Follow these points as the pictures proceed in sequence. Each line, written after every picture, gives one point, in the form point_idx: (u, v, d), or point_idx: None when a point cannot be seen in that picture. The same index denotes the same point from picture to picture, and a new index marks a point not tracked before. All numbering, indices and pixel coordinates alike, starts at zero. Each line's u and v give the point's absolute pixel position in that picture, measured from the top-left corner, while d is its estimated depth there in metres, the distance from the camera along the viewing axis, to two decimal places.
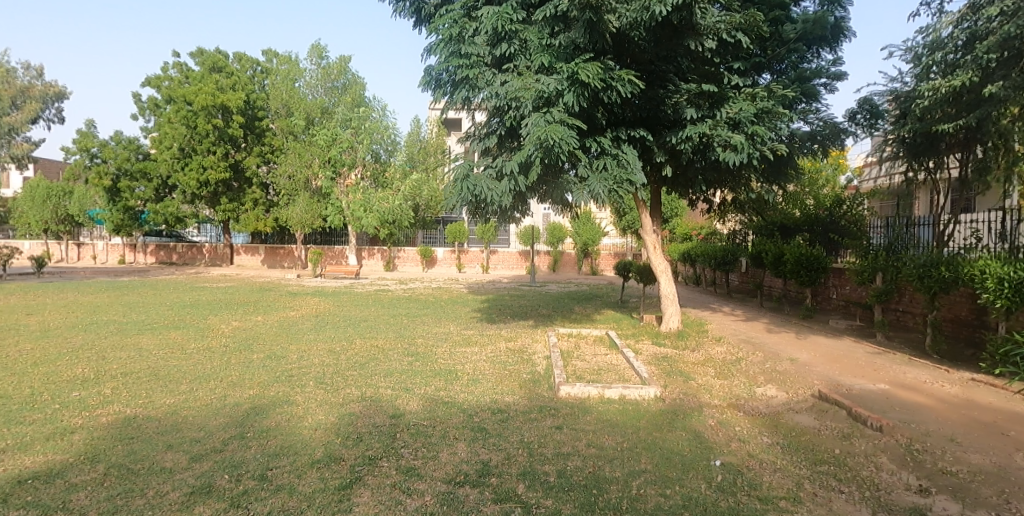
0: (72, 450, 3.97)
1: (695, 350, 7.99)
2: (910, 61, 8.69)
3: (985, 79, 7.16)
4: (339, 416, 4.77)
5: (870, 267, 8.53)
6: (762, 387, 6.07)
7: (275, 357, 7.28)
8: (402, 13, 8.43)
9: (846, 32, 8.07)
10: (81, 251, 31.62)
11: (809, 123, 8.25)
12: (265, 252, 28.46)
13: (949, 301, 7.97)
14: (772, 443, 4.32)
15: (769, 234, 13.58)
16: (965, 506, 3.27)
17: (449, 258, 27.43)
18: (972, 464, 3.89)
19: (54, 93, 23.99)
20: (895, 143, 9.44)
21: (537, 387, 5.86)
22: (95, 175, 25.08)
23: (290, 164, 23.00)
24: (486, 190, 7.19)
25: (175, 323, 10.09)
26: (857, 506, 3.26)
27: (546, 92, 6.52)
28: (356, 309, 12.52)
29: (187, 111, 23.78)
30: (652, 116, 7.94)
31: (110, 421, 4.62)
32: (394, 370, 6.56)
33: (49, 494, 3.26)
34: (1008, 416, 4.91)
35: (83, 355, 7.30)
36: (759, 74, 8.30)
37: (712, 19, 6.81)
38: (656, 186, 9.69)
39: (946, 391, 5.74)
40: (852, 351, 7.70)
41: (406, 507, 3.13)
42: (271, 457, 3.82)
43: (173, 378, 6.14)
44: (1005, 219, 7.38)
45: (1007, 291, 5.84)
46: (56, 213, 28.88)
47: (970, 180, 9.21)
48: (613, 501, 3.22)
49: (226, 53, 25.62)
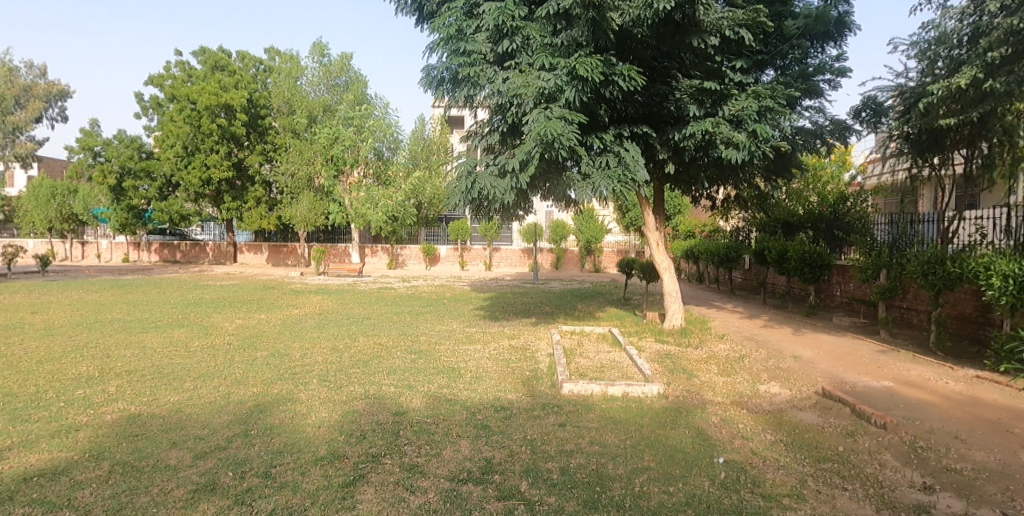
0: (77, 448, 3.99)
1: (698, 348, 7.97)
2: (915, 57, 8.60)
3: (989, 75, 7.13)
4: (342, 414, 4.79)
5: (874, 265, 8.51)
6: (765, 384, 6.05)
7: (279, 356, 7.29)
8: (404, 11, 8.39)
9: (851, 26, 7.99)
10: (85, 250, 31.74)
11: (814, 119, 8.21)
12: (269, 250, 28.57)
13: (954, 298, 7.94)
14: (775, 440, 4.31)
15: (773, 231, 13.64)
16: (968, 503, 3.27)
17: (451, 256, 27.51)
18: (976, 462, 3.88)
19: (57, 92, 24.24)
20: (900, 140, 9.36)
21: (540, 385, 5.85)
22: (99, 174, 25.02)
23: (291, 163, 23.52)
24: (488, 187, 7.22)
25: (179, 321, 10.10)
26: (860, 504, 3.25)
27: (547, 89, 6.51)
28: (359, 307, 12.54)
29: (190, 109, 23.82)
30: (655, 113, 7.91)
31: (114, 419, 4.64)
32: (397, 368, 6.59)
33: (54, 492, 3.28)
34: (1014, 414, 4.88)
35: (87, 354, 7.28)
36: (762, 71, 8.25)
37: (716, 16, 6.78)
38: (660, 183, 9.67)
39: (950, 388, 5.72)
40: (856, 349, 7.67)
41: (409, 505, 3.13)
42: (275, 455, 3.83)
43: (177, 376, 6.16)
44: (1010, 215, 7.32)
45: (1013, 289, 5.81)
46: (61, 212, 28.95)
47: (975, 177, 9.12)
48: (616, 499, 3.22)
49: (228, 52, 25.72)
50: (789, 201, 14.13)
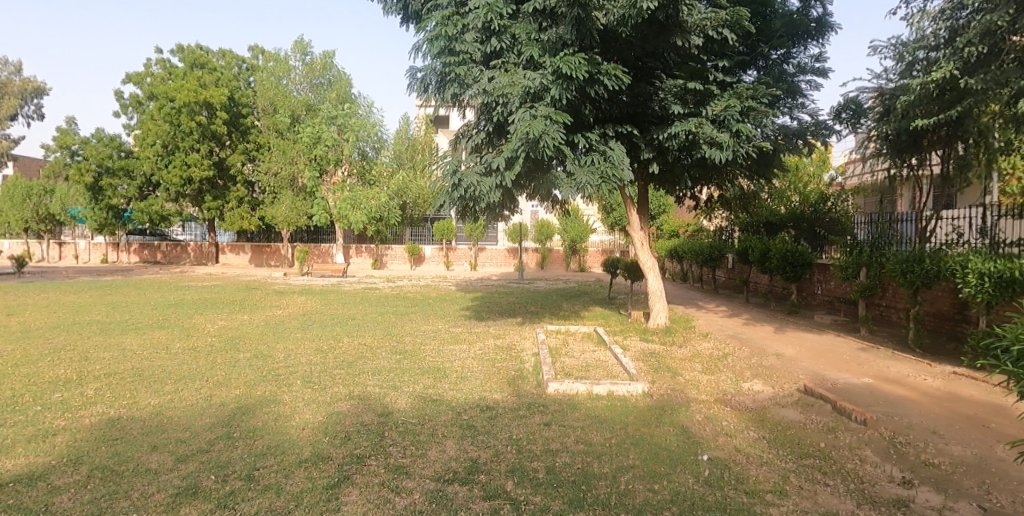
0: (55, 452, 3.91)
1: (683, 347, 8.03)
2: (893, 59, 8.75)
3: (966, 74, 7.21)
4: (327, 415, 4.74)
5: (854, 263, 8.66)
6: (748, 382, 6.12)
7: (261, 357, 7.22)
8: (391, 11, 8.30)
9: (831, 26, 8.08)
10: (63, 251, 31.11)
11: (795, 118, 8.30)
12: (251, 250, 28.33)
13: (932, 296, 8.11)
14: (759, 437, 4.37)
15: (755, 230, 13.80)
16: (947, 497, 3.34)
17: (436, 256, 27.41)
18: (953, 456, 3.96)
19: (33, 89, 23.58)
20: (879, 141, 9.55)
21: (525, 384, 5.87)
22: (76, 172, 24.39)
23: (276, 162, 23.13)
24: (474, 186, 7.16)
25: (161, 323, 9.92)
26: (841, 499, 3.30)
27: (532, 88, 6.52)
28: (343, 307, 12.45)
29: (169, 107, 23.38)
30: (640, 113, 7.96)
31: (93, 422, 4.56)
32: (382, 368, 6.55)
33: (30, 497, 3.22)
34: (990, 410, 4.99)
35: (65, 357, 7.11)
36: (744, 71, 8.35)
37: (699, 16, 6.77)
38: (644, 183, 9.70)
39: (929, 385, 5.83)
40: (837, 346, 7.78)
41: (394, 506, 3.12)
42: (258, 457, 3.79)
43: (158, 378, 6.06)
44: (986, 214, 7.45)
45: (988, 286, 5.97)
46: (37, 212, 28.29)
47: (951, 177, 9.31)
48: (602, 497, 3.24)
49: (210, 49, 25.56)
50: (770, 200, 14.33)
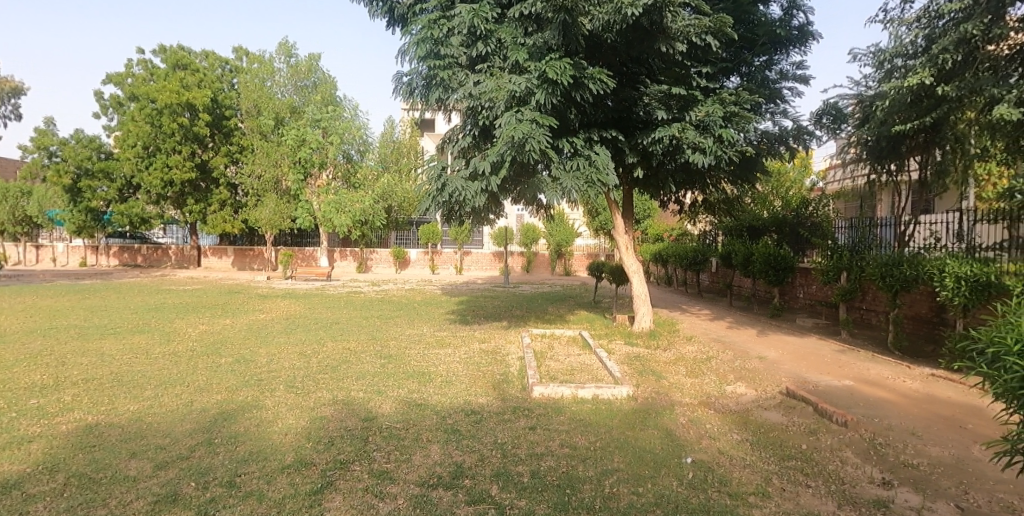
0: (30, 460, 3.82)
1: (667, 350, 8.08)
2: (872, 66, 8.92)
3: (942, 82, 7.38)
4: (310, 420, 4.70)
5: (835, 267, 8.80)
6: (732, 385, 6.18)
7: (243, 361, 7.13)
8: (377, 14, 8.28)
9: (812, 34, 8.21)
10: (40, 254, 30.48)
11: (777, 124, 8.42)
12: (234, 253, 28.01)
13: (910, 299, 8.26)
14: (742, 440, 4.41)
15: (739, 234, 13.95)
16: (925, 497, 3.40)
17: (422, 260, 27.24)
18: (931, 456, 4.03)
19: (11, 89, 23.12)
20: (859, 147, 9.72)
21: (510, 388, 5.87)
22: (55, 173, 23.94)
23: (259, 164, 22.84)
24: (459, 190, 7.15)
25: (140, 327, 9.76)
26: (823, 500, 3.34)
27: (518, 92, 6.54)
28: (328, 312, 12.34)
29: (151, 108, 23.06)
30: (625, 117, 8.01)
31: (70, 429, 4.47)
32: (366, 373, 6.51)
33: (3, 505, 3.14)
34: (966, 411, 5.09)
35: (40, 362, 6.96)
36: (727, 77, 8.45)
37: (683, 22, 6.83)
38: (629, 188, 9.76)
39: (908, 387, 5.92)
40: (819, 349, 7.89)
41: (378, 510, 3.10)
42: (240, 463, 3.74)
43: (137, 383, 5.95)
44: (963, 219, 7.61)
45: (965, 290, 6.10)
46: (13, 214, 27.72)
47: (929, 182, 9.49)
48: (587, 501, 3.24)
49: (193, 50, 25.29)
50: (753, 204, 14.49)
